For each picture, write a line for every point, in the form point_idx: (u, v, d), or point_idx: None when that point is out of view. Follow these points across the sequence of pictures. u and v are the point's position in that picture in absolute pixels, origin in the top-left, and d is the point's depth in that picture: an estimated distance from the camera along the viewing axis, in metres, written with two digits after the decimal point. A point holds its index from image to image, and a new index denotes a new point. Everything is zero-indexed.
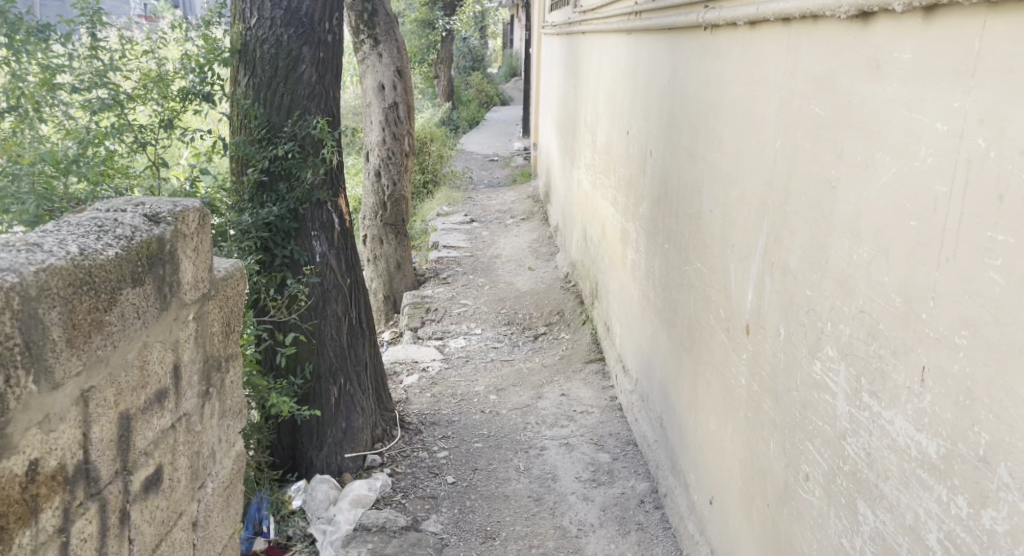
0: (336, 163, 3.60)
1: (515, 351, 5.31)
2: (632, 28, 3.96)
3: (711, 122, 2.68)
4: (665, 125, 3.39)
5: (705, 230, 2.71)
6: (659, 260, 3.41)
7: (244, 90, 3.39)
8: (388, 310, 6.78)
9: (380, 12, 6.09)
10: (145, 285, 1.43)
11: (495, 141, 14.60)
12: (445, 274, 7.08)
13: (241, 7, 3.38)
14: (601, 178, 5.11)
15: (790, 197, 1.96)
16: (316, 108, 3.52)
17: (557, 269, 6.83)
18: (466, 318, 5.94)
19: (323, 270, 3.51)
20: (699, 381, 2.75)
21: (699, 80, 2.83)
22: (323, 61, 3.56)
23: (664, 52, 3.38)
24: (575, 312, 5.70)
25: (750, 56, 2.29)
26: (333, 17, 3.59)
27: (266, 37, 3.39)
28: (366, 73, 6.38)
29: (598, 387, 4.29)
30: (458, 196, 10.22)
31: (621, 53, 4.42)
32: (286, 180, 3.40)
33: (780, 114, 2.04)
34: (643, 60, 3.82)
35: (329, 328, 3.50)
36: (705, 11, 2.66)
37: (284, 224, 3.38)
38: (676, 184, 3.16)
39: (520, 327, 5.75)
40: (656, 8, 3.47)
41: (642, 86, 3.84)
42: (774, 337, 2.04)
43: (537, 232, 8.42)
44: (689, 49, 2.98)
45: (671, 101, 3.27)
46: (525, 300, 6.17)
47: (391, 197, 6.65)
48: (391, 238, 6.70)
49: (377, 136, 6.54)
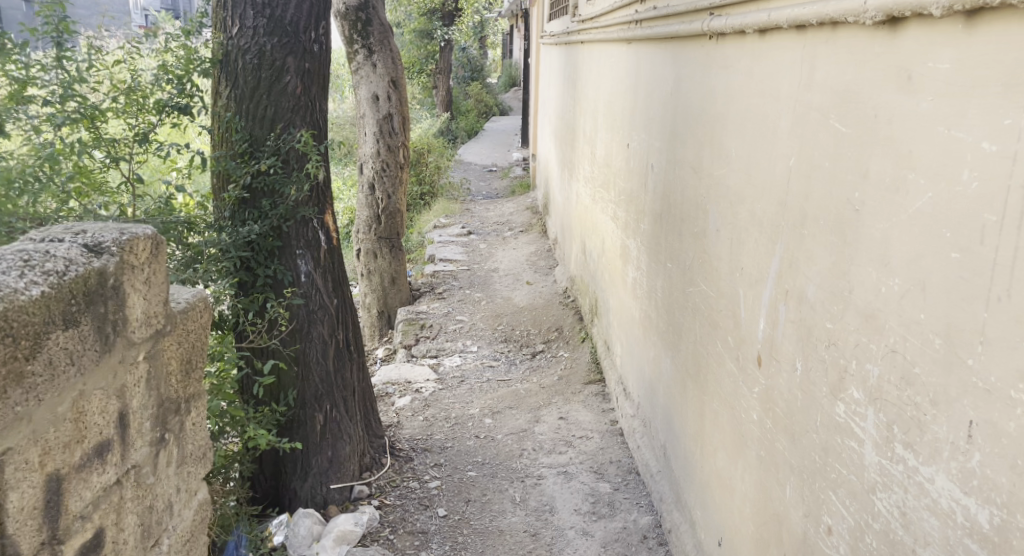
0: (322, 178, 3.44)
1: (512, 370, 5.12)
2: (633, 37, 3.80)
3: (717, 137, 2.52)
4: (667, 138, 3.22)
5: (712, 252, 2.54)
6: (662, 280, 3.24)
7: (226, 103, 3.24)
8: (382, 326, 6.61)
9: (375, 22, 5.97)
10: (82, 326, 1.26)
11: (494, 152, 14.45)
12: (441, 288, 6.91)
13: (222, 16, 3.23)
14: (600, 192, 4.94)
15: (807, 220, 1.79)
16: (301, 121, 3.36)
17: (556, 283, 6.66)
18: (462, 335, 5.77)
19: (308, 291, 3.34)
20: (705, 412, 2.58)
21: (705, 91, 2.67)
22: (309, 72, 3.39)
23: (666, 62, 3.22)
24: (574, 329, 5.53)
25: (761, 66, 2.13)
26: (319, 26, 3.43)
27: (248, 48, 3.23)
28: (360, 84, 6.23)
29: (599, 410, 4.11)
30: (455, 208, 10.06)
31: (621, 64, 4.27)
32: (269, 196, 3.23)
33: (795, 128, 1.88)
34: (644, 70, 3.66)
35: (314, 352, 3.33)
36: (710, 19, 2.50)
37: (267, 243, 3.21)
38: (680, 200, 2.99)
39: (517, 344, 5.57)
40: (658, 16, 3.31)
41: (643, 97, 3.68)
42: (790, 372, 1.86)
43: (536, 245, 8.25)
44: (693, 58, 2.82)
45: (674, 113, 3.11)
46: (523, 316, 5.99)
47: (386, 211, 6.48)
48: (386, 252, 6.53)
49: (371, 148, 6.39)
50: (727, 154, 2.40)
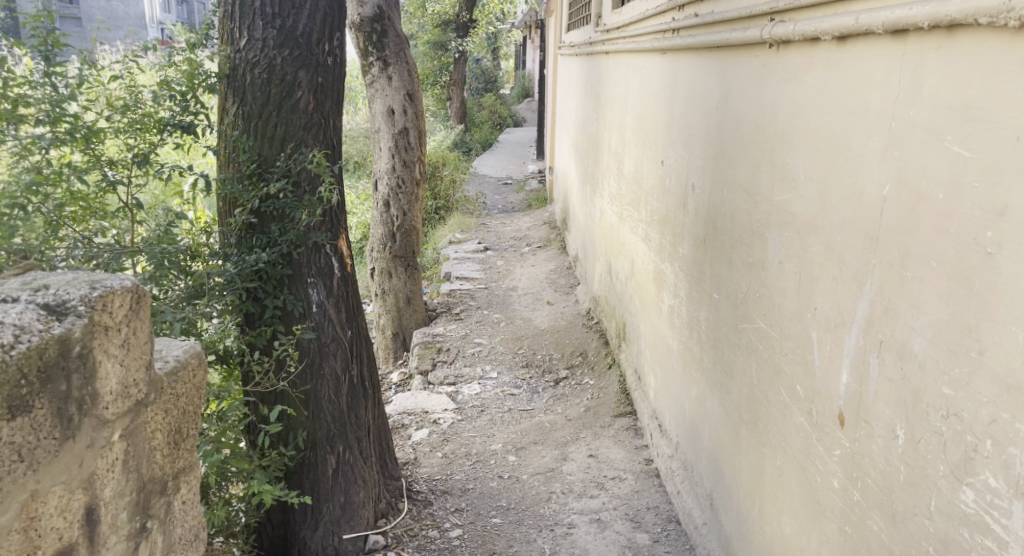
0: (336, 201, 3.18)
1: (534, 399, 4.83)
2: (671, 48, 3.52)
3: (779, 159, 2.24)
4: (712, 158, 2.95)
5: (773, 287, 2.27)
6: (706, 311, 2.96)
7: (233, 120, 3.01)
8: (397, 348, 6.34)
9: (390, 33, 5.74)
10: (32, 414, 1.06)
11: (509, 164, 14.17)
12: (458, 308, 6.64)
13: (229, 27, 2.99)
14: (629, 211, 4.67)
15: (911, 261, 1.52)
16: (313, 139, 3.10)
17: (578, 303, 6.39)
18: (481, 360, 5.48)
19: (320, 323, 3.08)
20: (765, 467, 2.30)
21: (762, 107, 2.40)
22: (322, 87, 3.13)
23: (711, 73, 2.95)
24: (600, 354, 5.24)
25: (840, 82, 1.86)
26: (333, 38, 3.17)
27: (257, 61, 2.98)
28: (375, 97, 6.00)
29: (631, 447, 3.83)
30: (471, 222, 9.79)
31: (654, 76, 3.99)
32: (279, 221, 2.99)
33: (892, 153, 1.61)
34: (682, 83, 3.39)
35: (326, 390, 3.06)
36: (772, 26, 2.23)
37: (275, 272, 2.97)
38: (729, 226, 2.71)
39: (538, 370, 5.29)
40: (701, 25, 3.05)
41: (682, 113, 3.40)
42: (886, 439, 1.59)
43: (555, 262, 7.97)
44: (746, 70, 2.55)
45: (720, 130, 2.84)
46: (545, 339, 5.72)
47: (401, 228, 6.22)
48: (401, 271, 6.27)
49: (386, 163, 6.14)
50: (794, 179, 2.13)
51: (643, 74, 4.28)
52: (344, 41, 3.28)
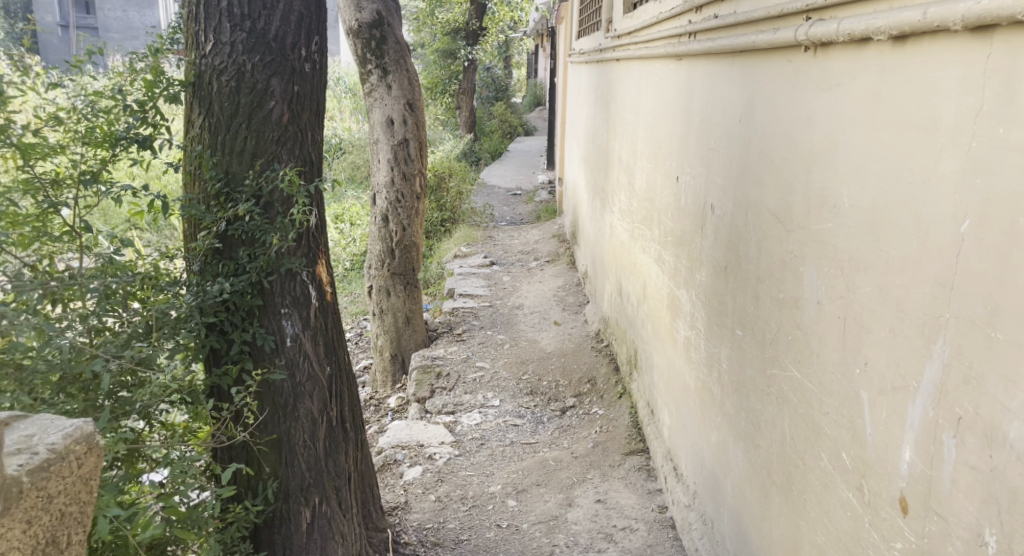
0: (313, 223, 2.85)
1: (539, 432, 4.49)
2: (687, 53, 3.19)
3: (817, 180, 1.90)
4: (735, 175, 2.61)
5: (809, 331, 1.93)
6: (728, 348, 2.62)
7: (198, 133, 2.72)
8: (396, 371, 6.02)
9: (389, 40, 5.45)
10: None
11: (518, 175, 13.84)
12: (461, 328, 6.31)
13: (193, 30, 2.68)
14: (641, 230, 4.32)
15: (1003, 319, 1.19)
16: (287, 154, 2.79)
17: (587, 324, 6.04)
18: (483, 386, 5.14)
19: (294, 359, 2.76)
20: (801, 543, 1.96)
21: (795, 118, 2.06)
22: (298, 96, 2.81)
23: (734, 80, 2.61)
24: (610, 381, 4.89)
25: (899, 90, 1.52)
26: (311, 42, 2.85)
27: (224, 67, 2.67)
28: (374, 107, 5.72)
29: (644, 491, 3.49)
30: (478, 235, 9.46)
31: (669, 84, 3.65)
32: (248, 245, 2.67)
33: (974, 180, 1.27)
34: (701, 90, 3.05)
35: (301, 433, 2.75)
36: (808, 24, 1.90)
37: (244, 302, 2.65)
38: (755, 253, 2.37)
39: (544, 398, 4.94)
40: (723, 26, 2.71)
41: (700, 125, 3.06)
42: (970, 544, 1.26)
43: (564, 278, 7.62)
44: (776, 76, 2.21)
45: (745, 144, 2.50)
46: (551, 363, 5.38)
47: (400, 244, 5.90)
48: (400, 290, 5.95)
49: (385, 176, 5.82)
50: (837, 205, 1.79)
51: (657, 81, 3.94)
52: (326, 47, 2.96)
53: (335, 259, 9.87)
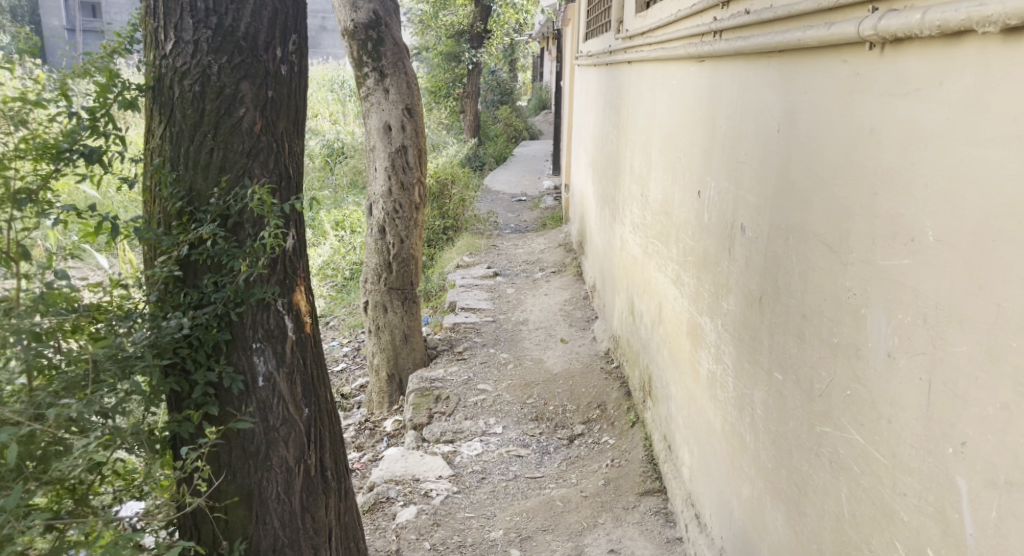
0: (289, 246, 2.51)
1: (544, 464, 4.15)
2: (711, 53, 2.85)
3: (886, 206, 1.57)
4: (772, 193, 2.28)
5: (875, 389, 1.60)
6: (763, 391, 2.29)
7: (161, 143, 2.40)
8: (392, 392, 5.68)
9: (387, 41, 5.16)
10: None
11: (523, 180, 13.51)
12: (462, 345, 5.97)
13: (152, 27, 2.36)
14: (655, 246, 3.99)
15: None
16: (260, 167, 2.45)
17: (596, 341, 5.70)
18: (484, 411, 4.80)
19: (266, 402, 2.44)
20: None
21: (855, 131, 1.72)
22: (273, 103, 2.48)
23: (770, 83, 2.28)
24: (621, 407, 4.54)
25: (1015, 98, 1.19)
26: (288, 40, 2.52)
27: (187, 70, 2.34)
28: (370, 113, 5.40)
29: (661, 539, 3.16)
30: (481, 244, 9.13)
31: (689, 89, 3.31)
32: (214, 272, 2.35)
33: None
34: (728, 95, 2.71)
35: (273, 485, 2.45)
36: (876, 18, 1.57)
37: (208, 337, 2.33)
38: (799, 286, 2.03)
39: (550, 425, 4.60)
40: (757, 23, 2.37)
41: (727, 134, 2.72)
42: None
43: (571, 290, 7.27)
44: (828, 79, 1.87)
45: (786, 157, 2.16)
46: (558, 385, 5.04)
47: (397, 257, 5.57)
48: (397, 305, 5.62)
49: (382, 186, 5.48)
50: (916, 238, 1.45)
51: (674, 85, 3.60)
52: (307, 47, 2.63)
53: (334, 268, 9.53)
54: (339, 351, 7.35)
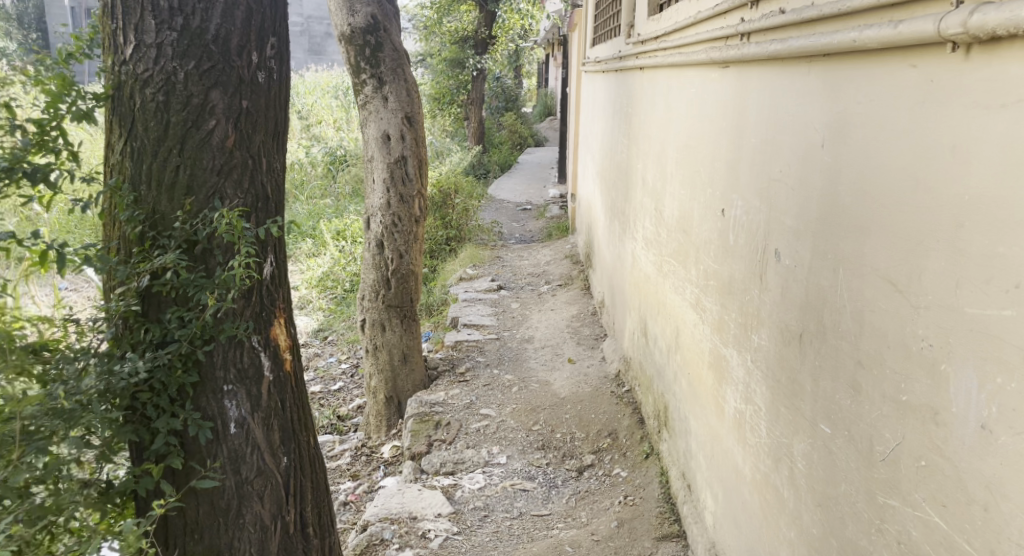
0: (265, 275, 2.23)
1: (552, 500, 3.86)
2: (739, 58, 2.57)
3: (978, 244, 1.28)
4: (815, 218, 1.99)
5: (964, 466, 1.31)
6: (805, 444, 2.00)
7: (120, 159, 2.13)
8: (390, 415, 5.40)
9: (386, 47, 4.91)
10: None
11: (528, 188, 13.25)
12: (464, 364, 5.69)
13: (110, 29, 2.09)
14: (672, 265, 3.70)
15: None
16: (233, 187, 2.18)
17: (605, 362, 5.41)
18: (487, 439, 4.51)
19: (238, 451, 2.17)
20: None
21: (931, 149, 1.44)
22: (248, 114, 2.20)
23: (814, 91, 1.99)
24: (634, 437, 4.25)
25: None
26: (265, 44, 2.24)
27: (149, 77, 2.07)
28: (368, 121, 5.12)
29: None
30: (485, 255, 8.85)
31: (711, 97, 3.03)
32: (179, 305, 2.08)
33: None
34: (759, 103, 2.42)
35: (246, 545, 2.19)
36: (965, 11, 1.28)
37: (172, 380, 2.05)
38: (852, 329, 1.74)
39: (557, 455, 4.31)
40: (796, 23, 2.09)
41: (759, 148, 2.44)
42: None
43: (578, 305, 6.98)
44: (892, 88, 1.59)
45: (834, 177, 1.87)
46: (566, 410, 4.75)
47: (396, 273, 5.28)
48: (396, 324, 5.33)
49: (380, 198, 5.20)
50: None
51: (693, 94, 3.31)
52: (287, 52, 2.35)
53: (333, 279, 9.24)
54: (337, 368, 7.06)
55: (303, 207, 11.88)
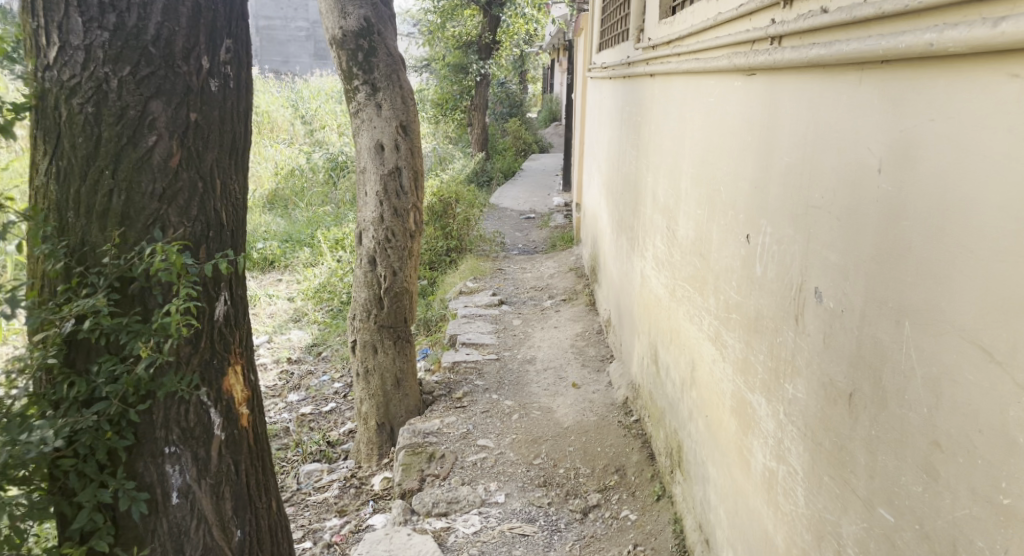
0: (215, 316, 1.93)
1: (554, 547, 3.52)
2: (768, 64, 2.24)
3: None
4: (866, 256, 1.66)
5: None
6: (857, 528, 1.67)
7: (44, 181, 1.80)
8: (382, 443, 5.06)
9: (380, 51, 4.59)
10: None
11: (533, 196, 12.90)
12: (462, 388, 5.35)
13: (31, 28, 1.76)
14: (686, 291, 3.38)
15: None
16: (178, 215, 1.86)
17: (612, 387, 5.08)
18: (484, 475, 4.17)
19: (182, 525, 1.89)
20: None
21: None
22: (197, 128, 1.88)
23: (868, 105, 1.66)
24: (643, 475, 3.92)
25: None
26: (218, 47, 1.92)
27: (76, 85, 1.74)
28: (360, 130, 4.80)
29: None
30: (486, 267, 8.52)
31: (733, 109, 2.70)
32: (110, 354, 1.76)
33: None
34: (794, 116, 2.10)
35: None
36: None
37: (100, 447, 1.73)
38: (921, 400, 1.42)
39: (561, 493, 3.97)
40: (843, 23, 1.76)
41: (793, 168, 2.11)
42: None
43: (583, 322, 6.63)
44: (985, 104, 1.27)
45: (895, 208, 1.55)
46: (570, 441, 4.41)
47: (389, 291, 4.94)
48: (389, 346, 4.99)
49: (373, 211, 4.86)
50: None
51: (712, 104, 2.99)
52: (248, 57, 2.04)
53: (330, 291, 8.90)
54: (329, 388, 6.72)
55: (301, 214, 11.55)
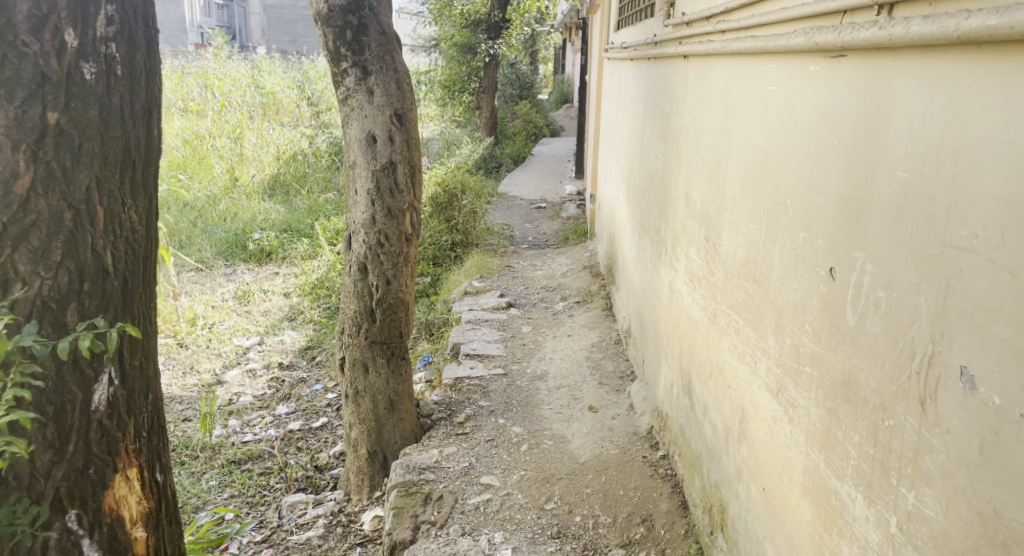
0: (85, 403, 2.06)
1: None
2: (880, 41, 1.62)
3: None
4: None
5: None
6: None
7: None
8: (372, 473, 4.50)
9: (371, 28, 3.99)
10: None
11: (544, 183, 12.26)
12: (464, 410, 4.77)
13: None
14: (733, 319, 2.78)
15: None
16: (28, 263, 1.94)
17: (633, 412, 4.49)
18: (488, 522, 3.60)
19: None
20: None
21: None
22: (59, 132, 1.96)
23: None
24: (674, 529, 3.35)
25: None
26: (93, 20, 2.00)
27: None
28: (350, 120, 4.19)
29: None
30: (493, 265, 7.91)
31: (808, 98, 2.08)
32: None
33: None
34: (924, 112, 1.48)
35: None
36: None
37: None
38: None
39: (578, 547, 3.39)
40: None
41: (914, 187, 1.51)
42: None
43: (599, 330, 6.03)
44: None
45: None
46: (588, 481, 3.83)
47: (382, 302, 4.33)
48: (381, 364, 4.42)
49: (363, 213, 4.25)
50: None
51: (773, 94, 2.39)
52: (142, 39, 2.17)
53: (328, 287, 8.28)
54: (321, 400, 6.15)
55: (302, 202, 10.95)
